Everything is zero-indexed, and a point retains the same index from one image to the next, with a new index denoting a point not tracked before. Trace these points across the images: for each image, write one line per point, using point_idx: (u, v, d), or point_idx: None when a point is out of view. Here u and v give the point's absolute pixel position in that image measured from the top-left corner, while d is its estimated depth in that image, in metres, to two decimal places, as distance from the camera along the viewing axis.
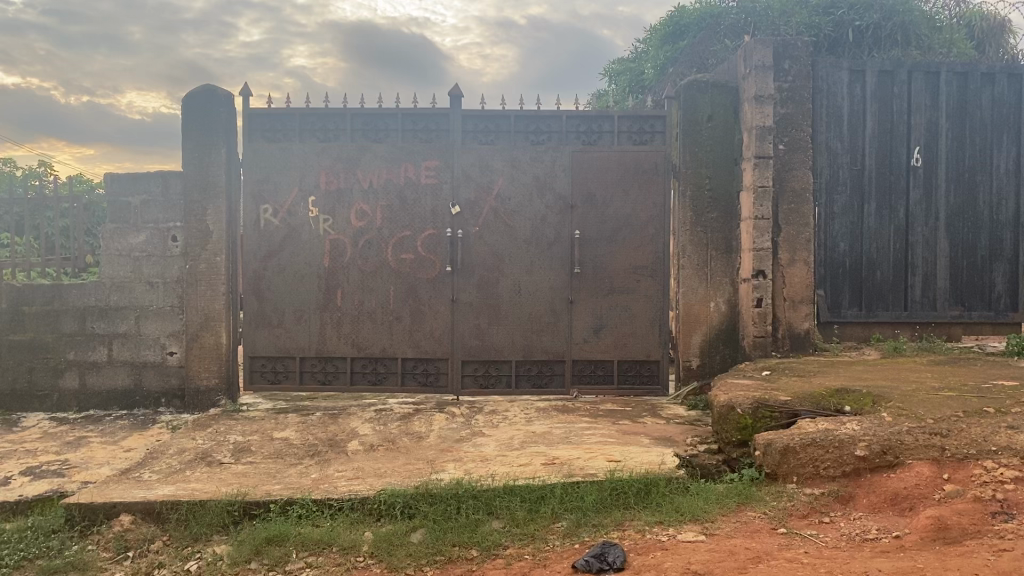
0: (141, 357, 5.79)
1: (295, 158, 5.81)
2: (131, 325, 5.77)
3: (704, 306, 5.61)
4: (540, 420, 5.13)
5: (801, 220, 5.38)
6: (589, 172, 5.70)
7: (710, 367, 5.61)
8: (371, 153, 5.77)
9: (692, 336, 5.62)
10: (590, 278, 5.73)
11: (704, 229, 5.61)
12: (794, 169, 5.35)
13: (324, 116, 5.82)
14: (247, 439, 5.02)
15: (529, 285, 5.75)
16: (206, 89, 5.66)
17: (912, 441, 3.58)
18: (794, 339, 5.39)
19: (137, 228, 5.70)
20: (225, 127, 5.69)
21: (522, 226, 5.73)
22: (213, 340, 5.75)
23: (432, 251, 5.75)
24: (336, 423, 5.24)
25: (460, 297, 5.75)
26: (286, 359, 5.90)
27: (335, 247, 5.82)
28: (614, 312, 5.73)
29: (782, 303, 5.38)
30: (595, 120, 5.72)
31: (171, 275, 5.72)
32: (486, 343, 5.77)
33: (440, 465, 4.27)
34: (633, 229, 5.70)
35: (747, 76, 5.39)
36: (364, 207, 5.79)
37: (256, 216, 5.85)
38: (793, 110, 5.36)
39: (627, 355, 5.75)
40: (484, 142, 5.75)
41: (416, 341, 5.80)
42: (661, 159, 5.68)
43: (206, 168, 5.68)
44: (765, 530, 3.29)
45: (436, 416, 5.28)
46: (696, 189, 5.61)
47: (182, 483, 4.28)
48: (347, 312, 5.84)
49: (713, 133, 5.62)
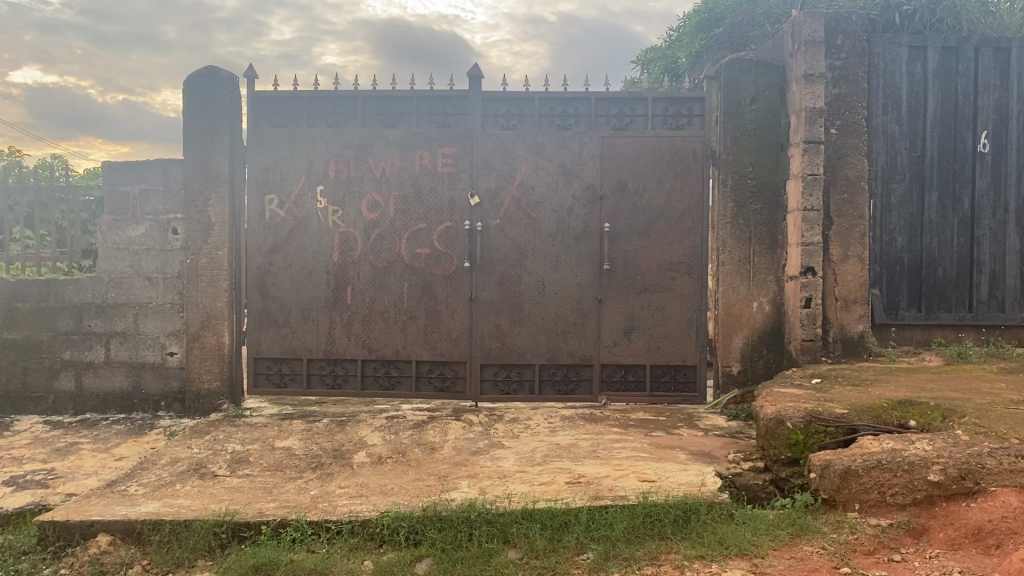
0: (140, 358, 5.43)
1: (303, 145, 5.41)
2: (129, 324, 5.40)
3: (746, 307, 5.12)
4: (564, 431, 4.67)
5: (854, 212, 4.87)
6: (619, 160, 5.22)
7: (752, 373, 5.12)
8: (384, 139, 5.35)
9: (732, 339, 5.13)
10: (621, 276, 5.26)
11: (746, 221, 5.11)
12: (846, 156, 4.86)
13: (335, 99, 5.41)
14: (246, 449, 4.62)
15: (553, 283, 5.29)
16: (207, 71, 5.29)
17: (995, 465, 3.07)
18: (846, 343, 4.88)
19: (137, 220, 5.36)
20: (227, 112, 5.31)
21: (547, 218, 5.27)
22: (214, 340, 5.37)
23: (449, 246, 5.32)
24: (343, 432, 4.82)
25: (480, 295, 5.31)
26: (293, 361, 5.50)
27: (345, 241, 5.40)
28: (647, 313, 5.25)
29: (833, 303, 4.88)
30: (627, 102, 5.24)
31: (172, 271, 5.36)
32: (507, 346, 5.33)
33: (452, 482, 3.83)
34: (667, 221, 5.22)
35: (795, 54, 4.90)
36: (376, 198, 5.37)
37: (262, 207, 5.46)
38: (848, 90, 4.85)
39: (661, 360, 5.26)
40: (506, 127, 5.31)
41: (431, 343, 5.37)
42: (699, 145, 5.19)
43: (207, 156, 5.30)
44: (824, 569, 2.81)
45: (452, 424, 4.85)
46: (738, 177, 5.12)
47: (169, 499, 3.89)
48: (357, 311, 5.42)
49: (758, 116, 5.12)
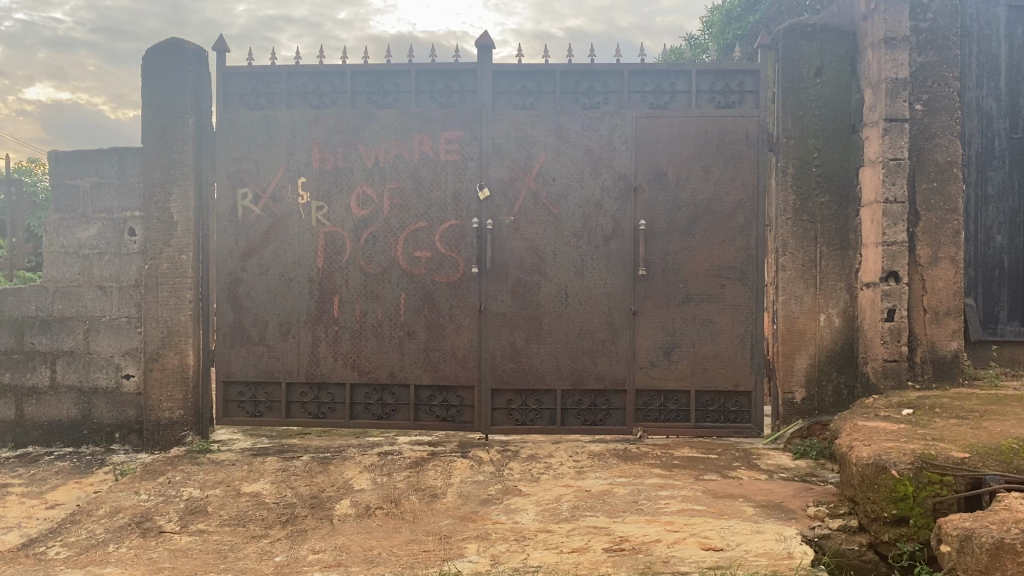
0: (90, 382, 4.59)
1: (282, 129, 4.59)
2: (79, 341, 4.57)
3: (811, 320, 4.27)
4: (595, 473, 3.80)
5: (946, 205, 4.01)
6: (658, 144, 4.39)
7: (819, 401, 4.26)
8: (377, 122, 4.53)
9: (795, 360, 4.28)
10: (660, 283, 4.40)
11: (811, 217, 4.27)
12: (935, 137, 4.01)
13: (320, 75, 4.59)
14: (205, 495, 3.76)
15: (579, 292, 4.43)
16: (169, 44, 4.49)
17: None
18: (937, 365, 4.01)
19: (88, 219, 4.55)
20: (192, 92, 4.49)
21: (571, 214, 4.42)
22: (177, 361, 4.51)
23: (453, 248, 4.48)
24: (325, 473, 3.96)
25: (491, 307, 4.46)
26: (269, 386, 4.64)
27: (331, 242, 4.55)
28: (691, 327, 4.39)
29: (921, 316, 4.01)
30: (666, 76, 4.42)
31: (129, 279, 4.53)
32: (523, 367, 4.47)
33: (457, 547, 2.97)
34: (715, 218, 4.37)
35: (872, 15, 4.07)
36: (369, 191, 4.53)
37: (232, 202, 4.62)
38: (936, 58, 4.01)
39: (708, 384, 4.40)
40: (523, 107, 4.49)
41: (433, 364, 4.51)
42: (753, 126, 4.36)
43: (169, 143, 4.49)
44: None
45: (458, 463, 3.99)
46: (800, 165, 4.27)
47: (94, 568, 3.02)
48: (345, 326, 4.57)
49: (824, 92, 4.29)
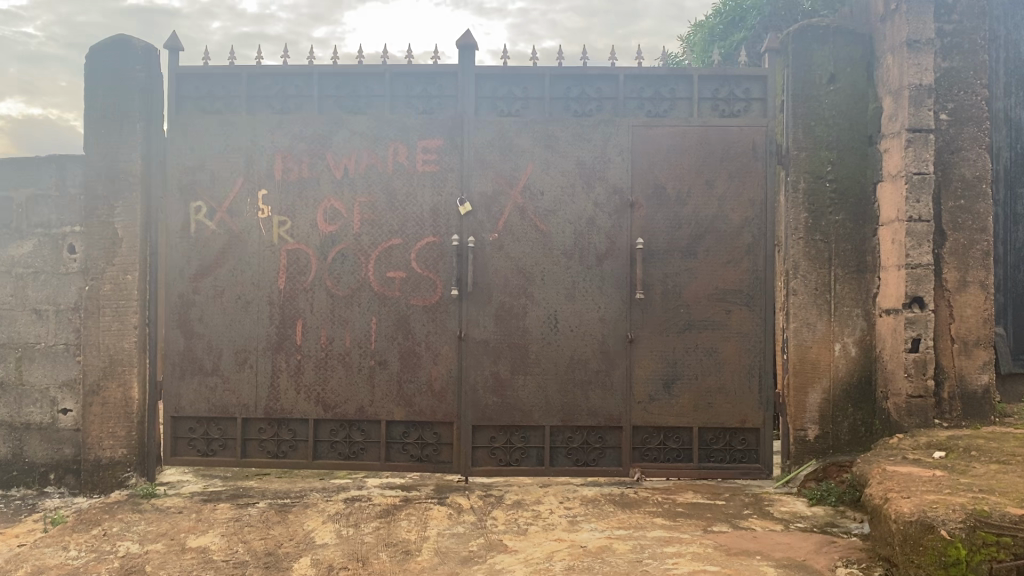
0: (23, 417, 4.08)
1: (241, 136, 4.14)
2: (11, 371, 4.08)
3: (825, 351, 3.88)
4: (589, 524, 3.36)
5: (975, 224, 3.65)
6: (656, 155, 3.99)
7: (834, 439, 3.86)
8: (346, 128, 4.10)
9: (807, 394, 3.89)
10: (659, 308, 3.99)
11: (825, 236, 3.89)
12: (961, 151, 3.65)
13: (284, 77, 4.16)
14: (143, 552, 3.27)
15: (570, 317, 4.01)
16: (115, 41, 4.04)
17: None
18: (967, 401, 3.62)
19: (22, 235, 4.07)
20: (140, 94, 4.04)
21: (561, 231, 4.01)
22: (120, 395, 4.02)
23: (431, 269, 4.04)
24: (283, 524, 3.49)
25: (472, 333, 4.03)
26: (223, 422, 4.16)
27: (295, 262, 4.10)
28: (693, 357, 3.99)
29: (948, 347, 3.64)
30: (665, 81, 4.04)
31: (67, 301, 4.03)
32: (508, 402, 4.03)
33: None
34: (719, 237, 3.98)
35: (892, 15, 3.72)
36: (337, 205, 4.09)
37: (184, 217, 4.16)
38: (962, 63, 3.66)
39: (712, 421, 3.99)
40: (508, 113, 4.08)
41: (407, 397, 4.06)
42: (759, 137, 3.99)
43: (113, 150, 4.03)
44: None
45: (435, 512, 3.54)
46: (813, 179, 3.91)
47: None
48: (310, 355, 4.11)
49: (837, 100, 3.93)
